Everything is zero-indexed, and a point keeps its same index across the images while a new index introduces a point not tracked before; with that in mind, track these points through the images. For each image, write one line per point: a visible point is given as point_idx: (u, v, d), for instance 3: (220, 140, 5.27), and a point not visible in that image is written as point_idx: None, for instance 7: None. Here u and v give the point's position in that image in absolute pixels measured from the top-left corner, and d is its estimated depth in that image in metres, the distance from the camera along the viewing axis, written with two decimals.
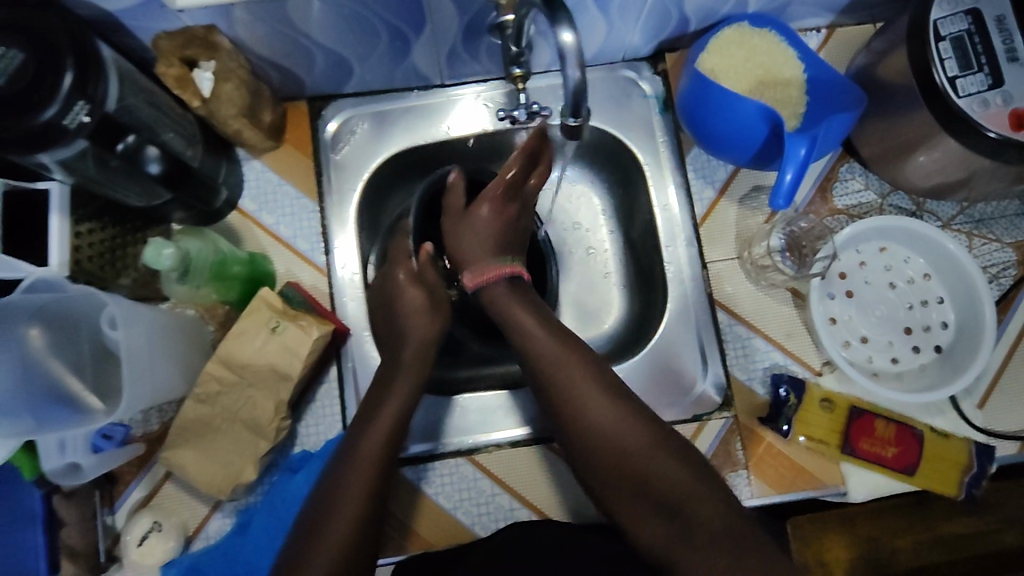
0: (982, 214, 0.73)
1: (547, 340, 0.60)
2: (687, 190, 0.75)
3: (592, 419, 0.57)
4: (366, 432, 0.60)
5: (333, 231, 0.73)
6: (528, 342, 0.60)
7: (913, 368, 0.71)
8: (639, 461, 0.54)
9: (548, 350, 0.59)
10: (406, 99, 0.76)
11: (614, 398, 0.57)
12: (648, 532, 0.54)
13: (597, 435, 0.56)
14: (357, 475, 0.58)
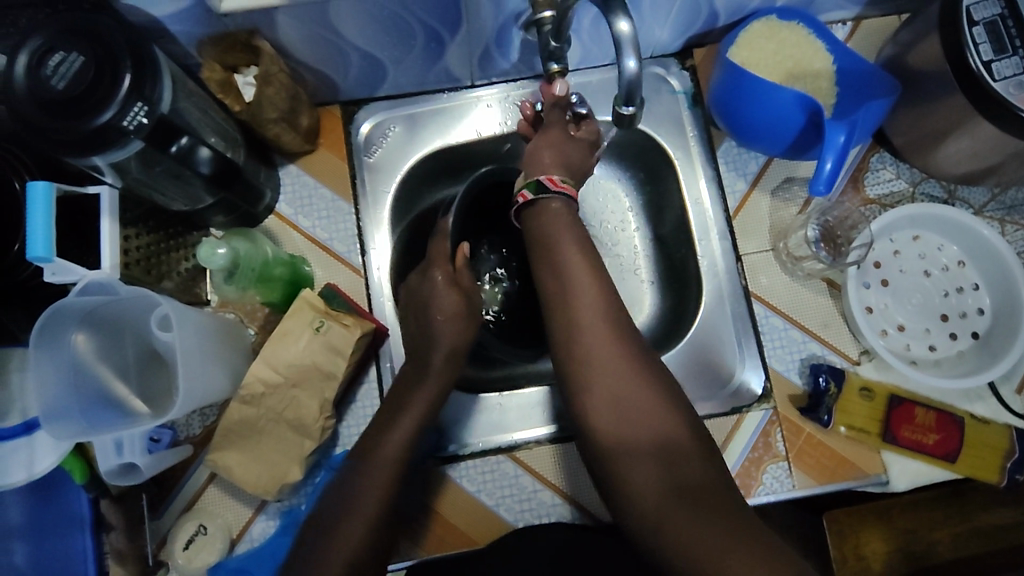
0: (1013, 199, 0.74)
1: (579, 292, 0.58)
2: (718, 183, 0.75)
3: (611, 373, 0.55)
4: (390, 429, 0.60)
5: (369, 232, 0.74)
6: (564, 295, 0.58)
7: (950, 354, 0.71)
8: (652, 420, 0.53)
9: (584, 304, 0.58)
10: (437, 100, 0.77)
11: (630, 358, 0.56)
12: (640, 488, 0.52)
13: (613, 389, 0.55)
14: (382, 468, 0.59)
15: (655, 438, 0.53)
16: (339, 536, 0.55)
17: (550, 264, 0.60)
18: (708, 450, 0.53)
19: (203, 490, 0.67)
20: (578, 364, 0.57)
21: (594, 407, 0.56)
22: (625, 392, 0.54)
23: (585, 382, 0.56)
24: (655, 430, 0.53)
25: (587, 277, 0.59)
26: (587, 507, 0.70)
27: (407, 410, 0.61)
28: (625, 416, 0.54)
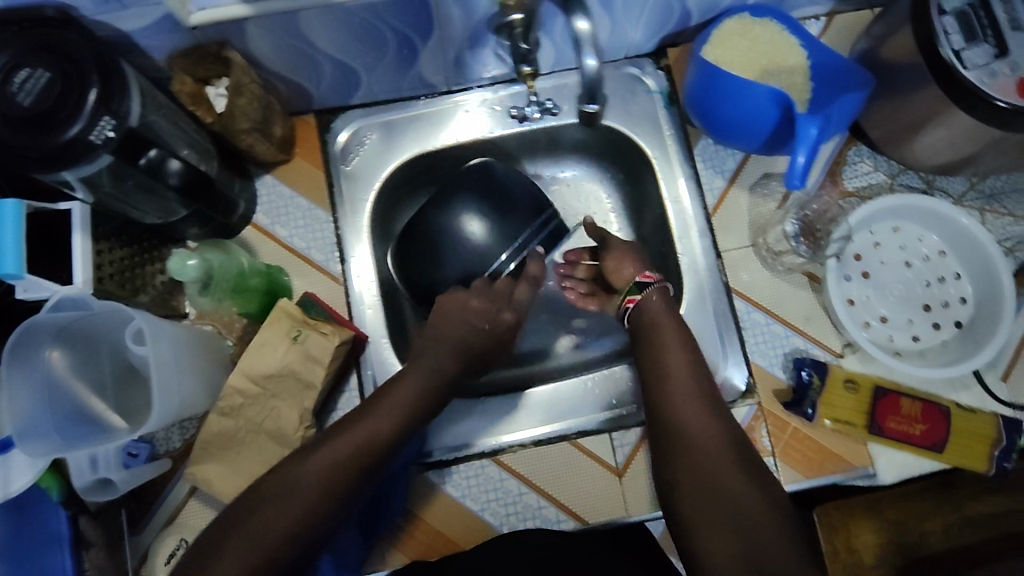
0: (992, 188, 0.74)
1: (670, 328, 0.65)
2: (697, 180, 0.75)
3: (696, 441, 0.58)
4: (374, 414, 0.58)
5: (348, 241, 0.74)
6: (655, 327, 0.66)
7: (934, 345, 0.71)
8: (727, 488, 0.55)
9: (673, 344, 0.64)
10: (413, 107, 0.77)
11: (705, 399, 0.61)
12: (710, 552, 0.52)
13: (693, 454, 0.58)
14: (348, 446, 0.55)
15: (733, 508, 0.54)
16: (280, 503, 0.51)
17: (657, 342, 0.65)
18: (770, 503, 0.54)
19: (184, 503, 0.66)
20: (665, 430, 0.60)
21: (673, 468, 0.58)
22: (705, 462, 0.57)
23: (663, 407, 0.62)
24: (733, 501, 0.54)
25: (684, 361, 0.63)
26: (574, 509, 0.69)
27: (383, 394, 0.60)
28: (704, 483, 0.56)
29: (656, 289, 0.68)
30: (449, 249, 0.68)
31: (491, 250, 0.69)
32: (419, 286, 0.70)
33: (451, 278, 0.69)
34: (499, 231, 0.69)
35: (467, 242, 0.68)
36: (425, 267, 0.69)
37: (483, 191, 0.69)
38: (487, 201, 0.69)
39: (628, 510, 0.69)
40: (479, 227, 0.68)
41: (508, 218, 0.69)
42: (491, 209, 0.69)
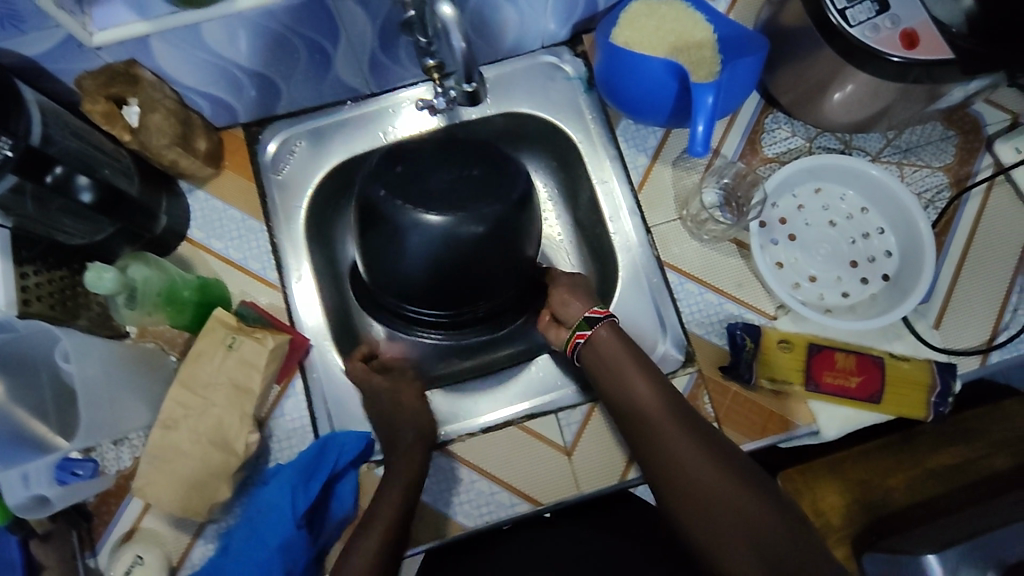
0: (908, 142, 0.75)
1: (621, 351, 0.66)
2: (621, 160, 0.77)
3: (690, 467, 0.59)
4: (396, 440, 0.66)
5: (284, 248, 0.75)
6: (613, 355, 0.66)
7: (864, 299, 0.71)
8: (726, 496, 0.57)
9: (627, 366, 0.64)
10: (340, 113, 0.79)
11: (674, 410, 0.62)
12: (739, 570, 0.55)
13: (682, 469, 0.59)
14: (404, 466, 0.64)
15: (742, 518, 0.56)
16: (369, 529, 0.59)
17: (615, 367, 0.65)
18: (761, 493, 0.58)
19: (139, 520, 0.66)
20: (647, 450, 0.62)
21: (671, 490, 0.60)
22: (704, 481, 0.59)
23: (640, 431, 0.63)
24: (741, 518, 0.56)
25: (648, 389, 0.63)
26: (527, 492, 0.68)
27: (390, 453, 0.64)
28: (706, 510, 0.57)
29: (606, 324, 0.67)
30: (405, 239, 0.62)
31: (455, 219, 0.61)
32: (396, 280, 0.67)
33: (416, 266, 0.64)
34: (478, 217, 0.62)
35: (418, 234, 0.62)
36: (391, 257, 0.64)
37: (445, 182, 0.63)
38: (451, 192, 0.62)
39: (582, 487, 0.68)
40: (440, 216, 0.61)
41: (481, 196, 0.62)
42: (452, 202, 0.62)
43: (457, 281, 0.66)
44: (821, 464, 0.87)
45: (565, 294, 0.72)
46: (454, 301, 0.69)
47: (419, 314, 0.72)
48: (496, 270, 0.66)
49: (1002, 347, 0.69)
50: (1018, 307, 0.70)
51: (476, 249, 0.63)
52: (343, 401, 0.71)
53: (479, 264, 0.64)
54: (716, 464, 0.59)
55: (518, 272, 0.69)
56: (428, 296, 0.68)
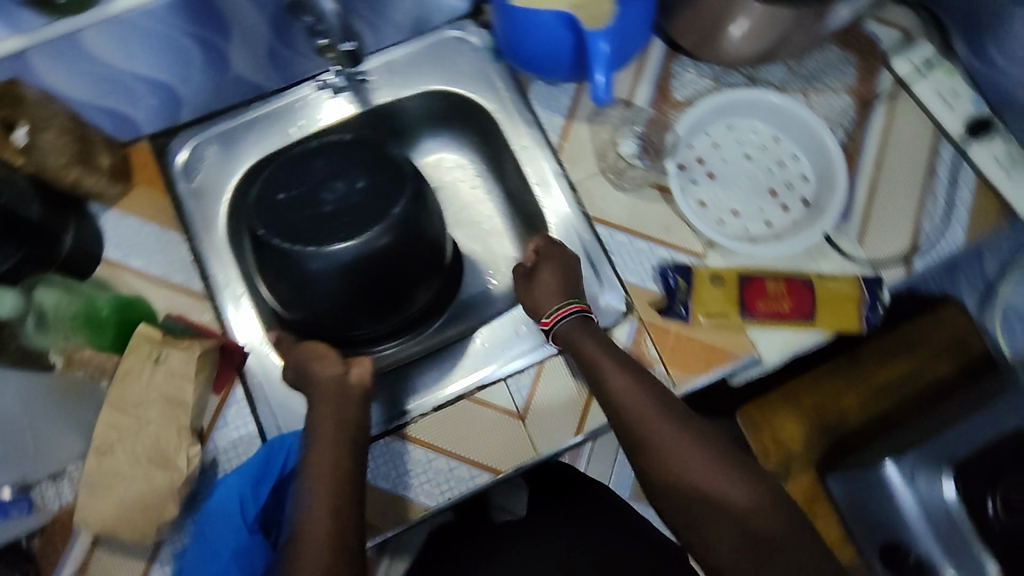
0: (811, 70, 0.77)
1: (596, 347, 0.65)
2: (537, 124, 0.76)
3: (676, 458, 0.60)
4: (315, 434, 0.62)
5: (207, 257, 0.73)
6: (589, 352, 0.65)
7: (787, 225, 0.72)
8: (708, 485, 0.59)
9: (606, 361, 0.64)
10: (247, 112, 0.77)
11: (657, 402, 0.62)
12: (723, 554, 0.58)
13: (670, 463, 0.60)
14: (322, 462, 0.59)
15: (727, 505, 0.58)
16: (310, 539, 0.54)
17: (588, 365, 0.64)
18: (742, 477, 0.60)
19: (89, 557, 0.63)
20: (631, 443, 0.62)
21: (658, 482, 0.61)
22: (689, 471, 0.60)
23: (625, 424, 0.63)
24: (726, 505, 0.58)
25: (628, 380, 0.63)
26: (486, 463, 0.67)
27: (314, 456, 0.59)
28: (691, 500, 0.59)
29: (567, 324, 0.67)
30: (307, 258, 0.64)
31: (359, 239, 0.64)
32: (312, 296, 0.68)
33: (337, 293, 0.67)
34: (381, 229, 0.65)
35: (322, 269, 0.65)
36: (299, 272, 0.65)
37: (333, 203, 0.66)
38: (338, 218, 0.65)
39: (538, 449, 0.68)
40: (339, 246, 0.64)
41: (373, 207, 0.66)
42: (348, 227, 0.65)
43: (386, 290, 0.70)
44: (776, 401, 0.88)
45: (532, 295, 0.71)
46: (377, 307, 0.71)
47: (354, 330, 0.74)
48: (418, 264, 0.71)
49: (923, 253, 0.71)
50: (934, 213, 0.72)
51: (388, 256, 0.67)
52: (288, 404, 0.69)
53: (385, 269, 0.68)
54: (702, 455, 0.60)
55: (432, 265, 0.73)
56: (350, 307, 0.70)
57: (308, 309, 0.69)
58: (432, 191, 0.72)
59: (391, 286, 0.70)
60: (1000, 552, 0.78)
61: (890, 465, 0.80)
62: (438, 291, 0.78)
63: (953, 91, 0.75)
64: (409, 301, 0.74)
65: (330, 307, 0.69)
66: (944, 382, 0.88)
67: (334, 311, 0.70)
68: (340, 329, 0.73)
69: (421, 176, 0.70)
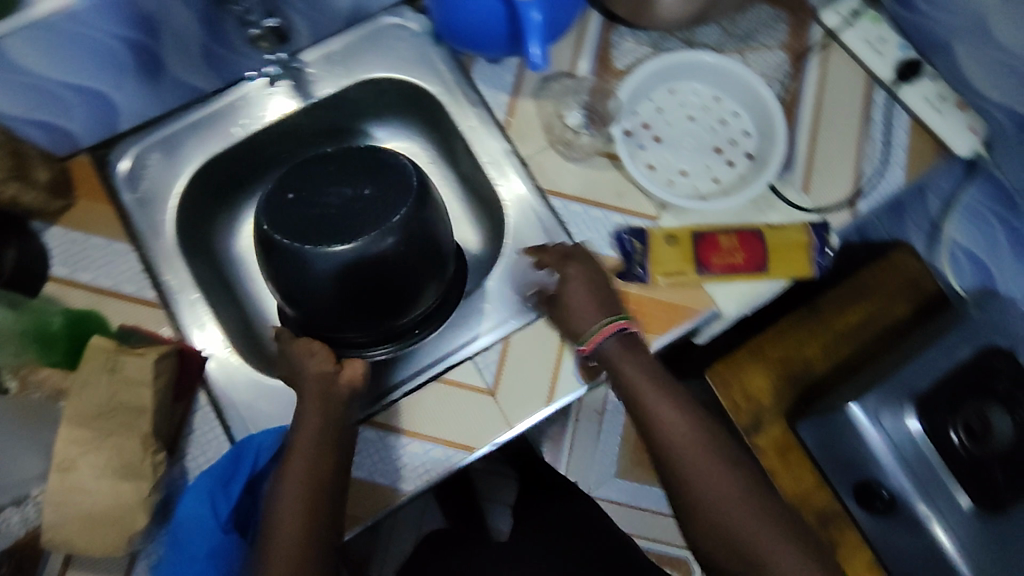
0: (745, 29, 0.79)
1: (644, 379, 0.65)
2: (483, 103, 0.76)
3: (712, 495, 0.61)
4: (298, 430, 0.61)
5: (158, 266, 0.71)
6: (635, 385, 0.65)
7: (734, 179, 0.74)
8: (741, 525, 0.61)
9: (652, 395, 0.65)
10: (188, 115, 0.75)
11: (703, 439, 0.63)
12: None
13: (708, 494, 0.62)
14: (300, 458, 0.59)
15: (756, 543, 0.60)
16: (278, 538, 0.57)
17: (638, 396, 0.65)
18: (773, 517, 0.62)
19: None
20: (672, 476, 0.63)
21: (694, 517, 0.62)
22: (724, 508, 0.61)
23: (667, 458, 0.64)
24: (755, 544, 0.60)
25: (673, 413, 0.64)
26: (460, 441, 0.68)
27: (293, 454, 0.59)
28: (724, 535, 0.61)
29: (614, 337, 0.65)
30: (308, 256, 0.62)
31: (363, 240, 0.62)
32: (307, 295, 0.65)
33: (332, 294, 0.65)
34: (386, 231, 0.63)
35: (321, 268, 0.63)
36: (297, 270, 0.63)
37: (336, 206, 0.64)
38: (339, 219, 0.63)
39: (511, 422, 0.68)
40: (341, 246, 0.62)
41: (379, 211, 0.64)
42: (354, 226, 0.63)
43: (388, 296, 0.67)
44: (745, 356, 0.90)
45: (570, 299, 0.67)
46: (376, 313, 0.69)
47: (344, 334, 0.70)
48: (421, 268, 0.68)
49: (865, 195, 0.73)
50: (873, 156, 0.75)
51: (392, 259, 0.64)
52: (255, 405, 0.68)
53: (388, 274, 0.65)
54: (741, 496, 0.62)
55: (438, 270, 0.71)
56: (343, 310, 0.67)
57: (307, 305, 0.67)
58: (437, 194, 0.70)
59: (391, 291, 0.67)
60: (965, 480, 0.82)
61: (854, 406, 0.85)
62: (440, 298, 0.75)
63: (881, 37, 0.77)
64: (414, 305, 0.71)
65: (325, 307, 0.66)
66: (902, 322, 0.90)
67: (324, 312, 0.67)
68: (328, 329, 0.70)
69: (423, 174, 0.68)
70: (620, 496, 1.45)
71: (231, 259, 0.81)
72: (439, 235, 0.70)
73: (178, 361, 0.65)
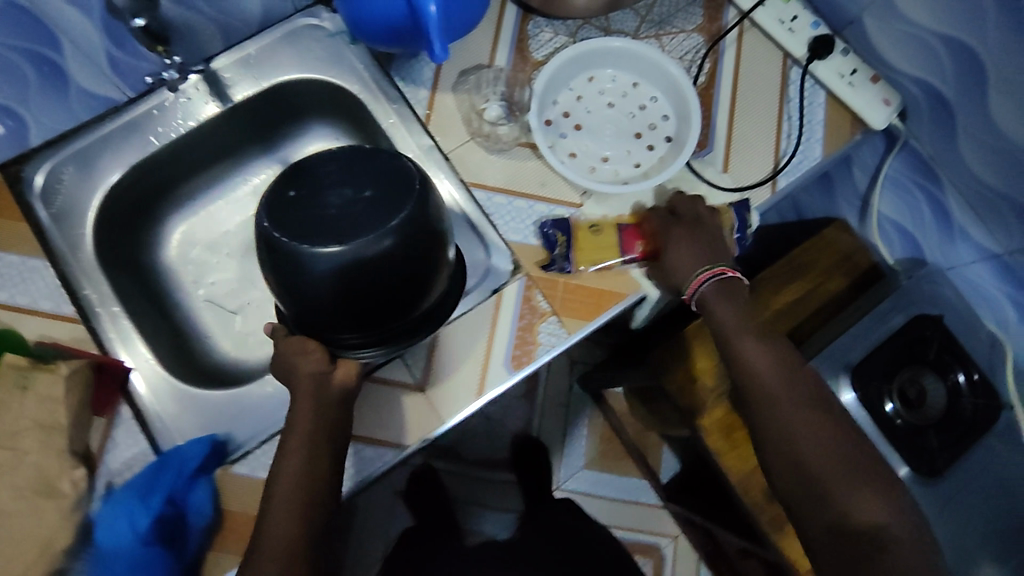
0: (660, 15, 0.79)
1: (737, 321, 0.67)
2: (401, 99, 0.75)
3: (799, 436, 0.63)
4: (292, 426, 0.62)
5: (79, 280, 0.70)
6: (729, 326, 0.67)
7: (654, 162, 0.74)
8: (823, 468, 0.61)
9: (745, 338, 0.66)
10: (101, 127, 0.73)
11: (791, 380, 0.65)
12: (812, 526, 0.61)
13: (791, 434, 0.63)
14: (295, 456, 0.60)
15: (836, 485, 0.61)
16: (275, 535, 0.58)
17: (732, 335, 0.67)
18: (855, 460, 0.62)
19: None
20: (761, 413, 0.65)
21: (777, 454, 0.64)
22: (808, 450, 0.62)
23: (757, 398, 0.65)
24: (834, 486, 0.61)
25: (763, 354, 0.66)
26: (390, 440, 0.68)
27: (290, 445, 0.61)
28: (802, 474, 0.62)
29: (711, 283, 0.67)
30: (305, 255, 0.56)
31: (357, 241, 0.56)
32: (304, 295, 0.59)
33: (328, 297, 0.58)
34: (383, 230, 0.57)
35: (314, 270, 0.57)
36: (293, 269, 0.57)
37: (336, 208, 0.58)
38: (336, 221, 0.57)
39: (443, 417, 0.69)
40: (335, 248, 0.56)
41: (383, 209, 0.58)
42: (353, 226, 0.57)
43: (392, 298, 0.60)
44: (688, 339, 0.89)
45: (676, 248, 0.69)
46: (375, 319, 0.62)
47: (341, 336, 0.63)
48: (429, 267, 0.61)
49: (785, 171, 0.74)
50: (790, 133, 0.76)
51: (391, 262, 0.58)
52: (182, 416, 0.68)
53: (389, 276, 0.58)
54: (829, 440, 0.63)
55: (442, 272, 0.64)
56: (340, 313, 0.60)
57: (305, 306, 0.60)
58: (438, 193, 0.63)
59: (392, 293, 0.60)
60: (905, 452, 0.82)
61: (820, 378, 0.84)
62: (448, 295, 0.68)
63: (793, 15, 0.78)
64: (419, 304, 0.64)
65: (323, 309, 0.59)
66: (838, 298, 0.92)
67: (323, 314, 0.60)
68: (324, 330, 0.62)
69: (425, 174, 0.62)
70: (584, 486, 1.47)
71: (161, 269, 0.81)
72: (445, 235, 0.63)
73: (95, 375, 0.65)
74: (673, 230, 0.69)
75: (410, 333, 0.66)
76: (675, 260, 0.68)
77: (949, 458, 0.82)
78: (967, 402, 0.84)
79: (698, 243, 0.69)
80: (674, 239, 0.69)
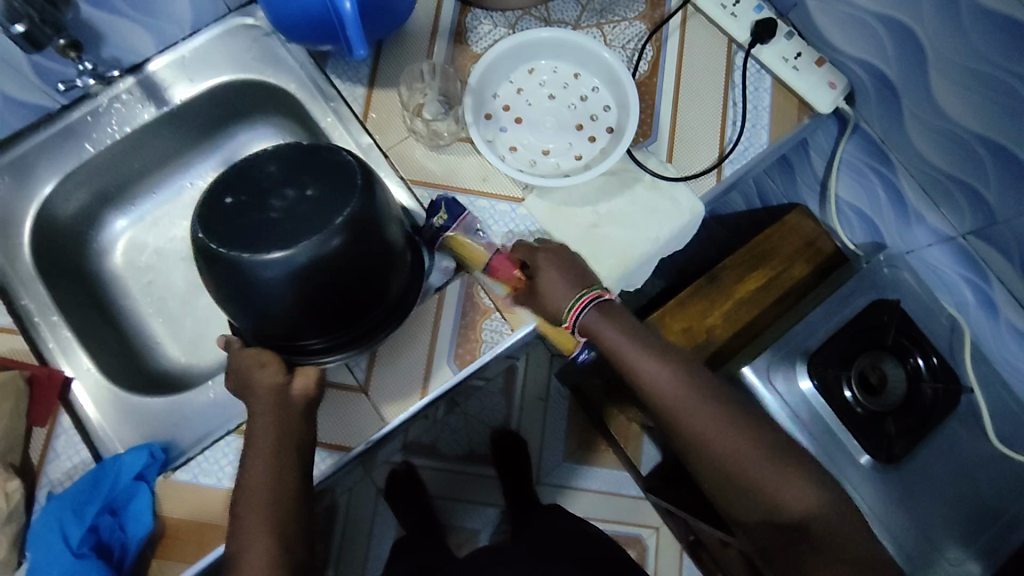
0: (602, 3, 0.78)
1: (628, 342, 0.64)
2: (338, 97, 0.75)
3: (717, 450, 0.63)
4: (257, 432, 0.60)
5: (15, 289, 0.70)
6: (619, 349, 0.64)
7: (595, 155, 0.73)
8: (753, 476, 0.63)
9: (637, 358, 0.64)
10: (33, 136, 0.73)
11: (694, 392, 0.64)
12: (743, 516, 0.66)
13: (709, 451, 0.64)
14: (260, 463, 0.59)
15: (763, 491, 0.63)
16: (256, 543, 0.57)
17: (628, 357, 0.64)
18: (778, 459, 0.64)
19: None
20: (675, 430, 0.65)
21: (702, 469, 0.65)
22: (730, 463, 0.63)
23: (669, 417, 0.64)
24: (762, 491, 0.63)
25: (661, 369, 0.64)
26: (332, 442, 0.67)
27: (257, 453, 0.60)
28: (731, 483, 0.64)
29: (592, 309, 0.65)
30: (249, 263, 0.54)
31: (305, 244, 0.54)
32: (257, 303, 0.56)
33: (279, 302, 0.56)
34: (330, 230, 0.54)
35: (264, 278, 0.54)
36: (239, 278, 0.55)
37: (281, 212, 0.55)
38: (281, 225, 0.54)
39: (386, 417, 0.68)
40: (284, 252, 0.54)
41: (328, 209, 0.55)
42: (298, 229, 0.54)
43: (347, 296, 0.59)
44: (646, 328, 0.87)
45: (549, 276, 0.65)
46: (338, 317, 0.60)
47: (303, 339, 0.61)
48: (381, 261, 0.60)
49: (730, 159, 0.73)
50: (735, 120, 0.74)
51: (347, 261, 0.56)
52: (123, 426, 0.67)
53: (345, 274, 0.57)
54: (749, 446, 0.64)
55: (394, 263, 0.62)
56: (295, 318, 0.58)
57: (257, 316, 0.58)
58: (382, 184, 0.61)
59: (349, 291, 0.58)
60: (865, 438, 0.80)
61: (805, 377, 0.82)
62: (408, 285, 0.67)
63: None
64: (377, 299, 0.62)
65: (279, 316, 0.58)
66: (799, 285, 0.90)
67: (280, 320, 0.58)
68: (285, 336, 0.60)
69: (367, 168, 0.60)
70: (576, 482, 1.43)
71: (106, 277, 0.80)
72: (393, 230, 0.61)
73: (30, 388, 0.65)
74: (545, 259, 0.66)
75: (374, 327, 0.65)
76: (549, 289, 0.65)
77: (907, 446, 0.80)
78: (927, 387, 0.82)
79: (569, 269, 0.66)
80: (544, 268, 0.66)
